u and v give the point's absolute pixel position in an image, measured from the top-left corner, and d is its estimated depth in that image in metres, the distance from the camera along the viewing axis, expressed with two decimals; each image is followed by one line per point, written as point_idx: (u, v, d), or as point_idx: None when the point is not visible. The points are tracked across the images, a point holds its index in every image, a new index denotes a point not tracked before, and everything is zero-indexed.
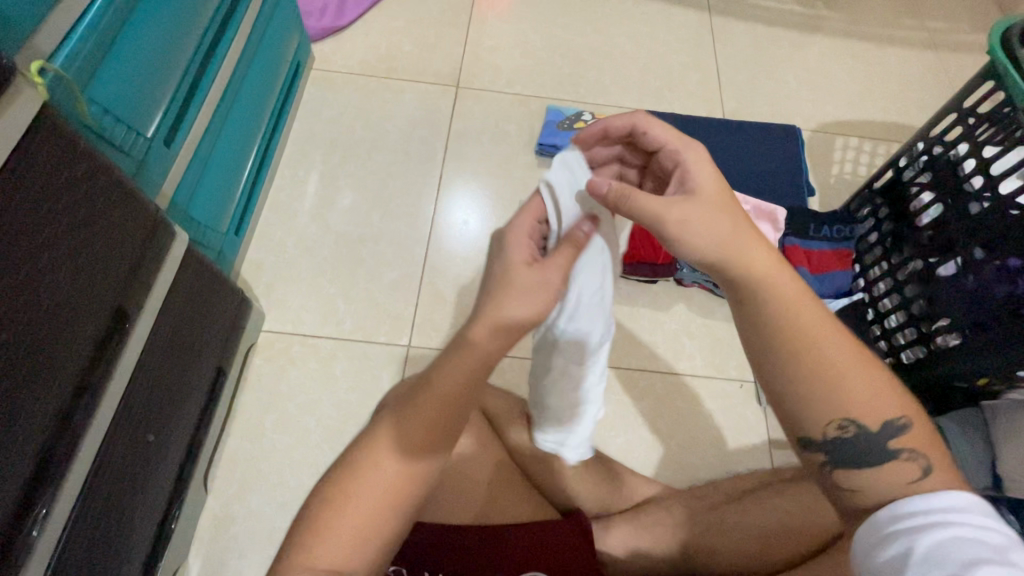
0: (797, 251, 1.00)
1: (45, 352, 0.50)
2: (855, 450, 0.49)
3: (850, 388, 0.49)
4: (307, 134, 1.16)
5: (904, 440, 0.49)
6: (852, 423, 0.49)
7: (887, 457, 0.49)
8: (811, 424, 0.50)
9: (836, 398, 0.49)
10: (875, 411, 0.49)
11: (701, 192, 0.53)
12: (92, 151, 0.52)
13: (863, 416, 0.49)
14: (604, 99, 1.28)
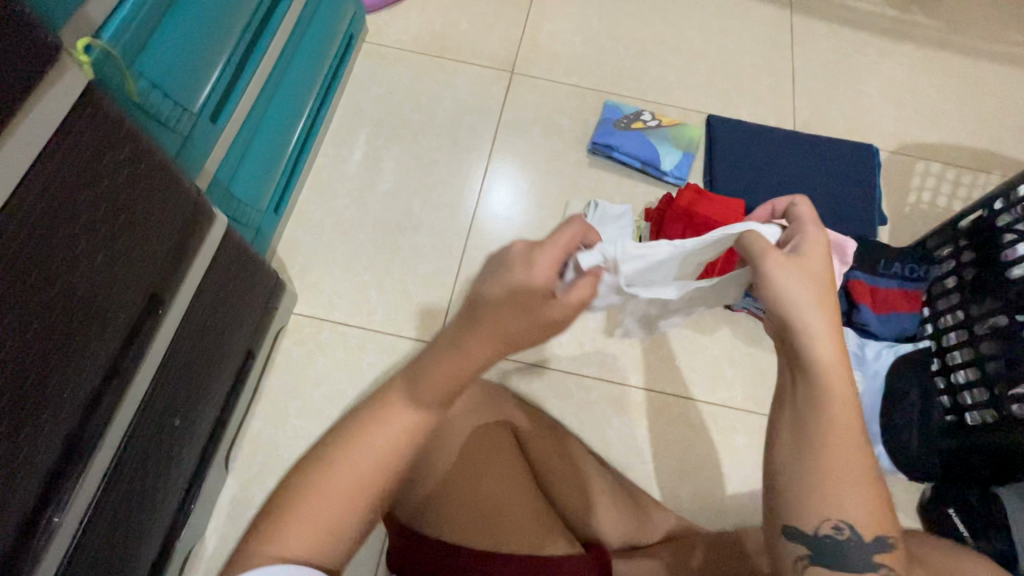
0: (863, 287, 0.93)
1: (77, 341, 0.48)
2: (841, 555, 0.47)
3: (849, 493, 0.47)
4: (354, 111, 1.12)
5: (887, 557, 0.48)
6: (843, 527, 0.47)
7: (867, 569, 0.48)
8: (803, 517, 0.48)
9: (832, 502, 0.47)
10: (871, 519, 0.47)
11: (810, 261, 0.50)
12: (137, 133, 0.50)
13: (859, 524, 0.47)
14: (666, 97, 1.19)
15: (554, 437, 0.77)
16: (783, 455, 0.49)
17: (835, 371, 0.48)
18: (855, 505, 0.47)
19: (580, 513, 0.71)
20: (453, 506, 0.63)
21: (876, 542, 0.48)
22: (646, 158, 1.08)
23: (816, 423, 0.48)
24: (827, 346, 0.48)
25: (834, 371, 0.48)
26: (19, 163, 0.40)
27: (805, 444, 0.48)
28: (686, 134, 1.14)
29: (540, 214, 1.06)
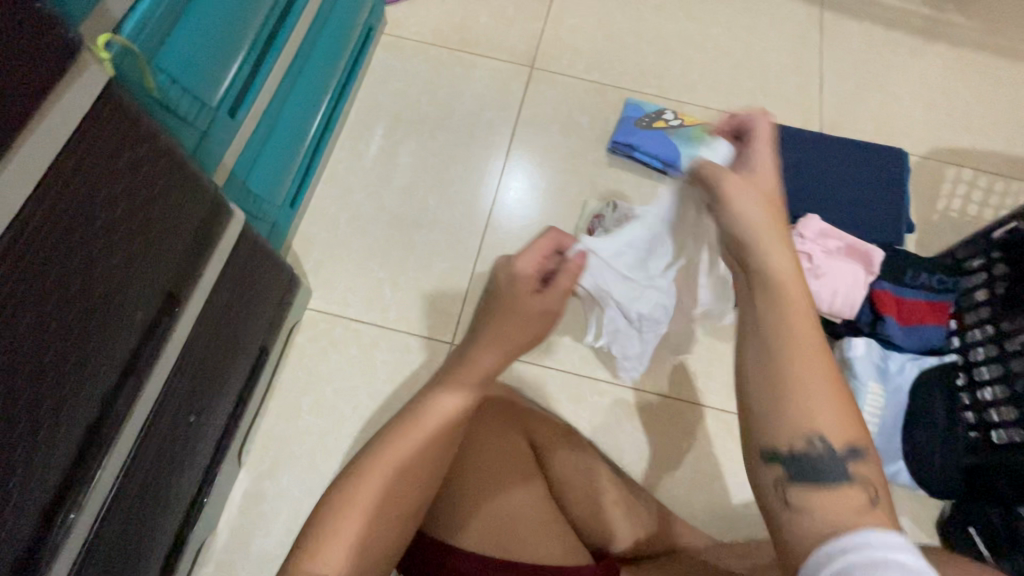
0: (889, 297, 0.88)
1: (96, 339, 0.48)
2: (814, 470, 0.41)
3: (820, 396, 0.41)
4: (371, 105, 1.11)
5: (863, 467, 0.41)
6: (818, 440, 0.41)
7: (841, 483, 0.41)
8: (772, 430, 0.42)
9: (799, 408, 0.41)
10: (845, 426, 0.41)
11: (760, 180, 0.52)
12: (157, 131, 0.49)
13: (830, 432, 0.41)
14: (689, 96, 1.17)
15: (570, 446, 0.75)
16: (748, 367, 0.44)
17: (792, 282, 0.45)
18: (825, 415, 0.41)
19: (594, 523, 0.71)
20: (469, 515, 0.63)
21: (849, 454, 0.41)
22: (665, 159, 1.05)
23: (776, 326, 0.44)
24: (779, 257, 0.47)
25: (786, 274, 0.46)
26: (42, 160, 0.39)
27: (770, 347, 0.43)
28: (708, 134, 1.11)
29: (557, 214, 1.04)
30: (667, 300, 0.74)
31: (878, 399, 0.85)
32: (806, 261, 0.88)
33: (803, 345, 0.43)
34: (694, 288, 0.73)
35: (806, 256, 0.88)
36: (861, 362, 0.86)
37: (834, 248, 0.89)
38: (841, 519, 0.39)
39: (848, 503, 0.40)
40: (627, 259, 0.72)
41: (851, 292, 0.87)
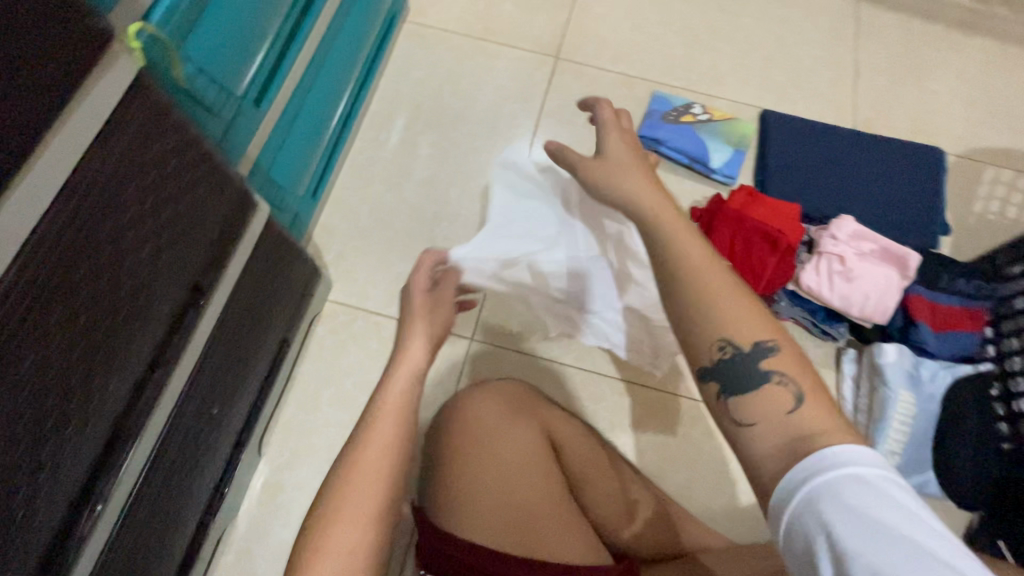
0: (923, 302, 0.86)
1: (124, 332, 0.47)
2: (734, 375, 0.42)
3: (723, 311, 0.43)
4: (393, 95, 1.09)
5: (776, 362, 0.42)
6: (729, 348, 0.43)
7: (765, 380, 0.42)
8: (696, 348, 0.44)
9: (710, 322, 0.43)
10: (755, 326, 0.43)
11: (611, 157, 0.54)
12: (185, 123, 0.48)
13: (736, 333, 0.43)
14: (718, 89, 1.13)
15: (591, 445, 0.74)
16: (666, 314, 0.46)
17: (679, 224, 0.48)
18: (731, 320, 0.43)
19: (616, 525, 0.69)
20: (491, 514, 0.62)
21: (758, 351, 0.42)
22: (693, 154, 1.03)
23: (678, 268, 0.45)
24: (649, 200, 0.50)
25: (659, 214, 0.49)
26: (72, 152, 0.38)
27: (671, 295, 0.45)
28: (738, 130, 1.08)
29: None
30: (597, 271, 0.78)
31: (910, 407, 0.82)
32: (837, 263, 0.85)
33: (703, 270, 0.45)
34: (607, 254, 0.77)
35: (838, 257, 0.85)
36: (892, 368, 0.83)
37: (867, 251, 0.86)
38: (776, 417, 0.41)
39: (778, 400, 0.41)
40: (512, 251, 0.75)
41: (883, 296, 0.84)
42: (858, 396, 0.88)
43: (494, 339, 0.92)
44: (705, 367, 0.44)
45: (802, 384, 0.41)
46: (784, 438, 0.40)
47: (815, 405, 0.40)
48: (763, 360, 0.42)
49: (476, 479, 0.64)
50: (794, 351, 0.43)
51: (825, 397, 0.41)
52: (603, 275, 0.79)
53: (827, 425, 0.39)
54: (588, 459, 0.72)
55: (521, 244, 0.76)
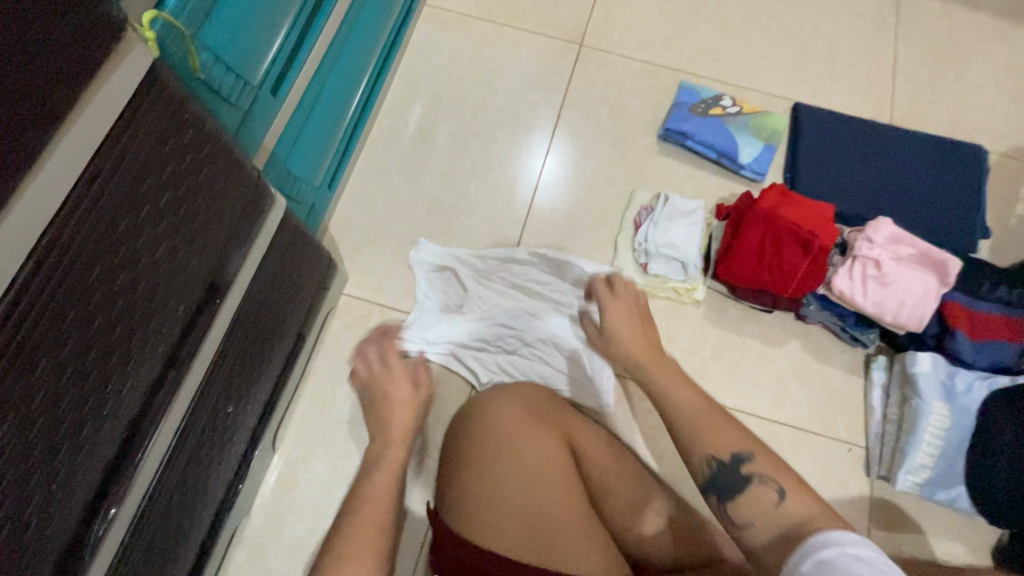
0: (960, 310, 0.82)
1: (139, 334, 0.46)
2: (723, 481, 0.51)
3: (699, 428, 0.54)
4: (412, 82, 1.06)
5: (754, 465, 0.51)
6: (714, 461, 0.52)
7: (747, 483, 0.50)
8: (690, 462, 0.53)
9: (694, 439, 0.54)
10: (727, 437, 0.53)
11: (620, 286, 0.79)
12: (202, 117, 0.46)
13: (715, 446, 0.52)
14: (749, 80, 1.09)
15: (612, 454, 0.72)
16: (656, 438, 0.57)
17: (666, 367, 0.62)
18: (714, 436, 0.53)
19: (639, 534, 0.67)
20: (508, 522, 0.61)
21: (736, 459, 0.51)
22: (722, 148, 0.99)
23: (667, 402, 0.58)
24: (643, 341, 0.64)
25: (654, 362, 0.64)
26: (86, 148, 0.36)
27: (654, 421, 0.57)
28: (769, 123, 1.03)
29: (603, 205, 0.99)
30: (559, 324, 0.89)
31: (943, 420, 0.79)
32: (873, 268, 0.81)
33: (686, 404, 0.57)
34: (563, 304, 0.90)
35: (874, 262, 0.81)
36: (926, 379, 0.80)
37: (905, 256, 0.82)
38: (765, 516, 0.48)
39: (763, 497, 0.49)
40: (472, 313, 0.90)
41: (920, 303, 0.81)
42: (888, 406, 0.85)
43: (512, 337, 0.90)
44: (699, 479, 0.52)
45: (781, 482, 0.49)
46: (778, 528, 0.47)
47: (797, 497, 0.48)
48: (742, 464, 0.51)
49: (495, 485, 0.63)
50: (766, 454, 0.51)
51: (804, 488, 0.49)
52: (566, 316, 0.90)
53: (814, 512, 0.46)
54: (608, 467, 0.70)
55: (488, 305, 0.90)
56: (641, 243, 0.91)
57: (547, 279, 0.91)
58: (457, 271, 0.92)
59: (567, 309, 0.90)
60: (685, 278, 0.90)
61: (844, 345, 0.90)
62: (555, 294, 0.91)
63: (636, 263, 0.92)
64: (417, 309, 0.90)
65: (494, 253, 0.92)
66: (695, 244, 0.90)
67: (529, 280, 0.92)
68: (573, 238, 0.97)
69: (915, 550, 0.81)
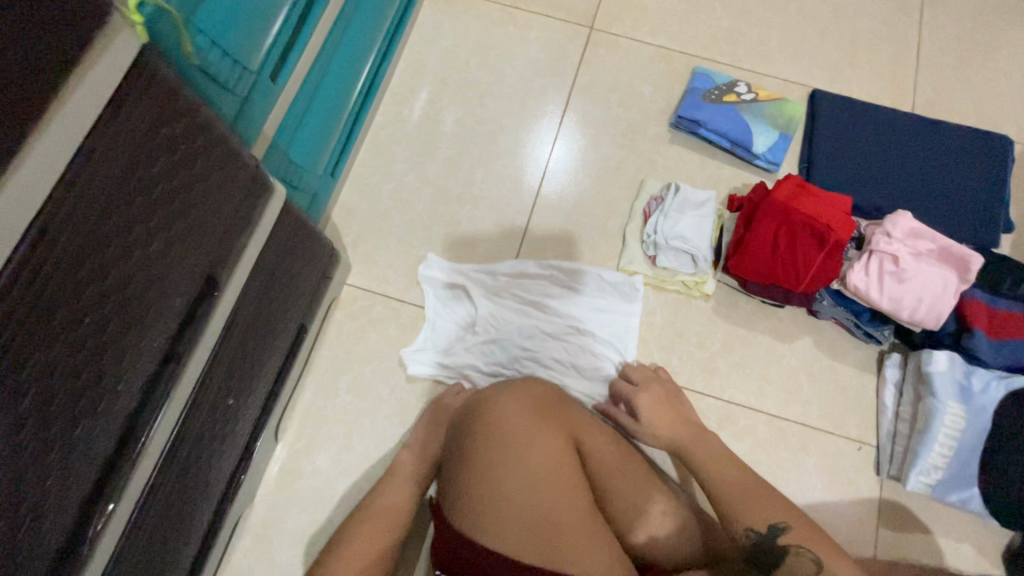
0: (980, 307, 0.80)
1: (133, 330, 0.45)
2: (763, 553, 0.57)
3: (746, 503, 0.61)
4: (417, 67, 1.04)
5: (789, 538, 0.57)
6: (752, 531, 0.59)
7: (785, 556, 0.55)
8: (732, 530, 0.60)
9: (739, 511, 0.61)
10: (768, 512, 0.59)
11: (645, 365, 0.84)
12: (195, 105, 0.44)
13: (756, 521, 0.59)
14: (765, 66, 1.05)
15: (617, 454, 0.71)
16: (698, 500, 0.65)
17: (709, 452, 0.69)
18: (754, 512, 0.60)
19: (648, 536, 0.65)
20: (508, 519, 0.60)
21: (772, 529, 0.58)
22: (736, 137, 0.96)
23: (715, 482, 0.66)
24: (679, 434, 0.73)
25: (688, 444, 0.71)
26: (70, 140, 0.34)
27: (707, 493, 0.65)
28: (786, 112, 1.00)
29: (612, 196, 0.96)
30: (579, 339, 0.88)
31: (958, 420, 0.77)
32: (890, 263, 0.79)
33: (724, 478, 0.65)
34: (579, 320, 0.88)
35: (891, 257, 0.79)
36: (942, 378, 0.78)
37: (924, 251, 0.80)
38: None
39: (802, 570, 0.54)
40: (487, 334, 0.87)
41: (938, 300, 0.78)
42: (901, 404, 0.83)
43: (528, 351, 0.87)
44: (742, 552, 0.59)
45: (818, 553, 0.55)
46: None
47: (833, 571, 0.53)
48: (780, 536, 0.57)
49: (496, 482, 0.62)
50: (802, 530, 0.57)
51: (842, 564, 0.53)
52: (583, 331, 0.88)
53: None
54: (610, 465, 0.70)
55: (501, 325, 0.87)
56: (651, 234, 0.89)
57: (564, 297, 0.89)
58: (467, 287, 0.89)
59: (585, 326, 0.88)
60: (695, 271, 0.87)
61: (857, 342, 0.88)
62: (572, 310, 0.89)
63: (645, 254, 0.90)
64: (428, 327, 0.88)
65: (504, 269, 0.91)
66: (706, 237, 0.87)
67: (542, 296, 0.89)
68: (581, 230, 0.95)
69: (923, 551, 0.80)
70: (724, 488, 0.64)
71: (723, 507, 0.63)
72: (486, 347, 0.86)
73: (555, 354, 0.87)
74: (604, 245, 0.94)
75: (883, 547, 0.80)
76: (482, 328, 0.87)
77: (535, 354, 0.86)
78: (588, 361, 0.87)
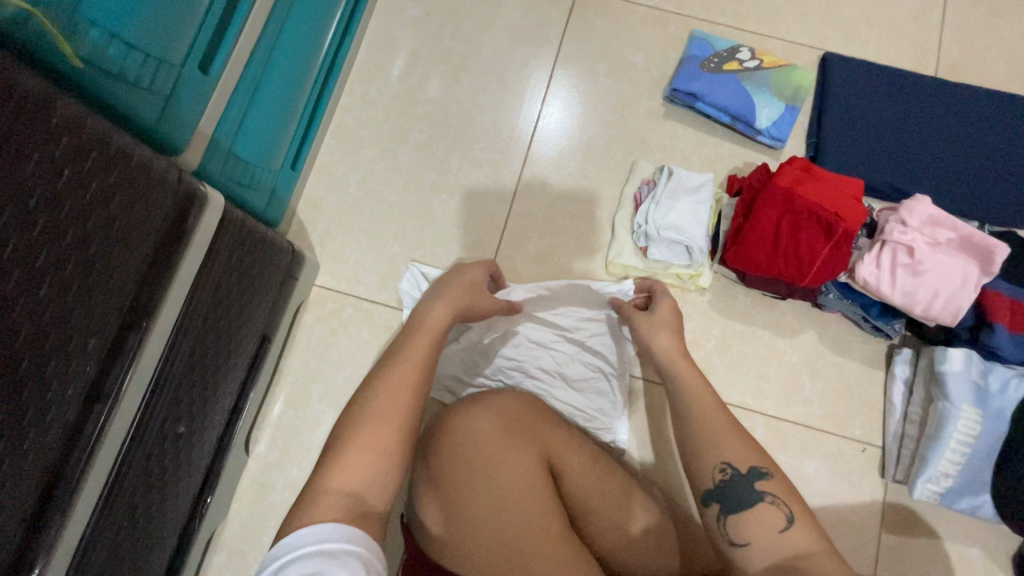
0: (1003, 301, 0.73)
1: (35, 383, 0.39)
2: (737, 493, 0.55)
3: (722, 443, 0.58)
4: (385, 39, 0.94)
5: (768, 485, 0.55)
6: (728, 468, 0.56)
7: (755, 498, 0.54)
8: (701, 469, 0.58)
9: (711, 448, 0.58)
10: (746, 454, 0.57)
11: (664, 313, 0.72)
12: (76, 119, 0.38)
13: (736, 459, 0.56)
14: (772, 27, 0.94)
15: (597, 472, 0.66)
16: (684, 437, 0.61)
17: (697, 384, 0.64)
18: (732, 452, 0.57)
19: (628, 553, 0.63)
20: (481, 551, 0.56)
21: (754, 472, 0.55)
22: (737, 111, 0.87)
23: (692, 415, 0.62)
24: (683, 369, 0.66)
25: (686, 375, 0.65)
26: None
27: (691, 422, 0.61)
28: (793, 80, 0.90)
29: (599, 180, 0.89)
30: (565, 351, 0.82)
31: (973, 425, 0.71)
32: (904, 255, 0.72)
33: (715, 422, 0.60)
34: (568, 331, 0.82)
35: (906, 248, 0.72)
36: (956, 379, 0.71)
37: (942, 241, 0.72)
38: (768, 536, 0.52)
39: (772, 517, 0.53)
40: (467, 347, 0.80)
41: (956, 294, 0.71)
42: (910, 404, 0.77)
43: (510, 360, 0.81)
44: (711, 488, 0.56)
45: (792, 507, 0.53)
46: (776, 553, 0.51)
47: (803, 527, 0.52)
48: (759, 481, 0.55)
49: (465, 511, 0.58)
50: (781, 476, 0.55)
51: (815, 525, 0.52)
52: (571, 342, 0.82)
53: (813, 546, 0.50)
54: (593, 484, 0.65)
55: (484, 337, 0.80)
56: (641, 224, 0.81)
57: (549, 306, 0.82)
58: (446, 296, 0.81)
59: (573, 335, 0.82)
60: (690, 263, 0.80)
61: (864, 336, 0.82)
62: (559, 319, 0.82)
63: (636, 245, 0.83)
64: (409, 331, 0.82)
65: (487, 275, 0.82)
66: (702, 225, 0.80)
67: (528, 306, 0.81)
68: (566, 219, 0.87)
69: (927, 556, 0.76)
70: (698, 421, 0.61)
71: (692, 441, 0.60)
72: (472, 360, 0.81)
73: (541, 366, 0.81)
74: (591, 235, 0.87)
75: (884, 552, 0.76)
76: (463, 340, 0.80)
77: (519, 367, 0.81)
78: (576, 372, 0.82)
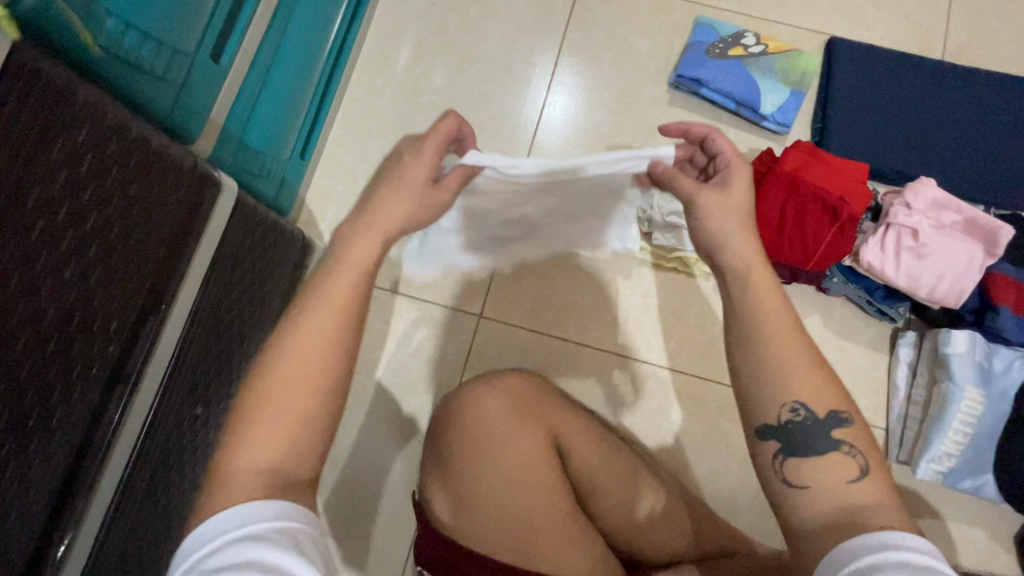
0: (1008, 284, 0.73)
1: (60, 363, 0.41)
2: (807, 440, 0.45)
3: (797, 381, 0.45)
4: (391, 29, 0.94)
5: (845, 433, 0.45)
6: (802, 410, 0.45)
7: (828, 447, 0.45)
8: (764, 407, 0.46)
9: (784, 382, 0.46)
10: (825, 396, 0.46)
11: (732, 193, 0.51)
12: (98, 106, 0.40)
13: (813, 400, 0.45)
14: (777, 13, 0.94)
15: (604, 451, 0.67)
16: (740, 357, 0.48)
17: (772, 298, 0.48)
18: (802, 385, 0.45)
19: (634, 531, 0.65)
20: (489, 524, 0.58)
21: (833, 419, 0.45)
22: (742, 97, 0.87)
23: (761, 337, 0.47)
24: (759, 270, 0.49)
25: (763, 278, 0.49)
26: None
27: (767, 346, 0.46)
28: (799, 65, 0.90)
29: None
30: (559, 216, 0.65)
31: (975, 406, 0.72)
32: (909, 238, 0.72)
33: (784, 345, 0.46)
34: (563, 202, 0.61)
35: (911, 231, 0.72)
36: (959, 362, 0.72)
37: (947, 224, 0.73)
38: (836, 485, 0.44)
39: (843, 466, 0.44)
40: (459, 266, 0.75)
41: (961, 276, 0.71)
42: (914, 386, 0.78)
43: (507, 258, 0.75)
44: (770, 423, 0.46)
45: (868, 457, 0.45)
46: (840, 503, 0.43)
47: (877, 480, 0.44)
48: (835, 428, 0.45)
49: (474, 487, 0.59)
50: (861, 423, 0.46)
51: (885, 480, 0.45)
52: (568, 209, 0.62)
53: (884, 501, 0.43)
54: (599, 464, 0.66)
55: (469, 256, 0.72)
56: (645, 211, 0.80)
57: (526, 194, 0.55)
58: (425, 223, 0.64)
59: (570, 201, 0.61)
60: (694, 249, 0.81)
61: (870, 321, 0.82)
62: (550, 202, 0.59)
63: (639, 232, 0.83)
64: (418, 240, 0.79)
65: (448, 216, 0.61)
66: None
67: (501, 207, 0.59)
68: None
69: (929, 536, 0.77)
70: (761, 347, 0.47)
71: (761, 373, 0.46)
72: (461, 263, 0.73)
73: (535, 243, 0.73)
74: None
75: None
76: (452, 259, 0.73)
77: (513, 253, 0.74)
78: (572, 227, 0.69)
